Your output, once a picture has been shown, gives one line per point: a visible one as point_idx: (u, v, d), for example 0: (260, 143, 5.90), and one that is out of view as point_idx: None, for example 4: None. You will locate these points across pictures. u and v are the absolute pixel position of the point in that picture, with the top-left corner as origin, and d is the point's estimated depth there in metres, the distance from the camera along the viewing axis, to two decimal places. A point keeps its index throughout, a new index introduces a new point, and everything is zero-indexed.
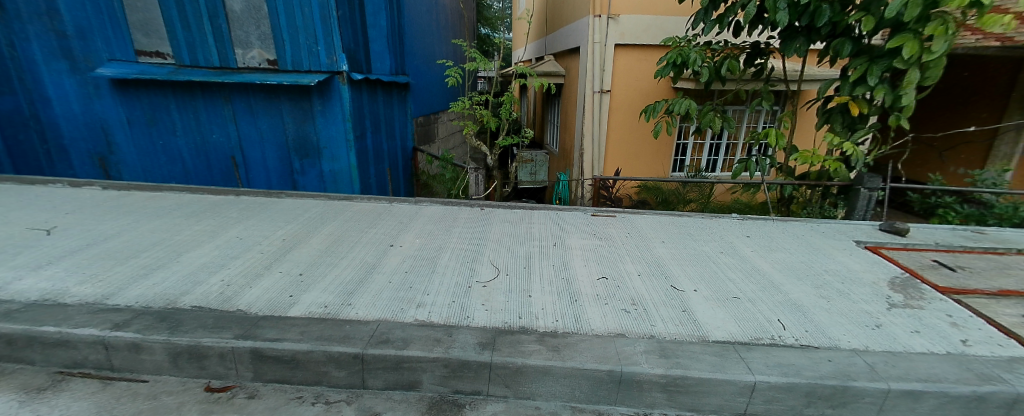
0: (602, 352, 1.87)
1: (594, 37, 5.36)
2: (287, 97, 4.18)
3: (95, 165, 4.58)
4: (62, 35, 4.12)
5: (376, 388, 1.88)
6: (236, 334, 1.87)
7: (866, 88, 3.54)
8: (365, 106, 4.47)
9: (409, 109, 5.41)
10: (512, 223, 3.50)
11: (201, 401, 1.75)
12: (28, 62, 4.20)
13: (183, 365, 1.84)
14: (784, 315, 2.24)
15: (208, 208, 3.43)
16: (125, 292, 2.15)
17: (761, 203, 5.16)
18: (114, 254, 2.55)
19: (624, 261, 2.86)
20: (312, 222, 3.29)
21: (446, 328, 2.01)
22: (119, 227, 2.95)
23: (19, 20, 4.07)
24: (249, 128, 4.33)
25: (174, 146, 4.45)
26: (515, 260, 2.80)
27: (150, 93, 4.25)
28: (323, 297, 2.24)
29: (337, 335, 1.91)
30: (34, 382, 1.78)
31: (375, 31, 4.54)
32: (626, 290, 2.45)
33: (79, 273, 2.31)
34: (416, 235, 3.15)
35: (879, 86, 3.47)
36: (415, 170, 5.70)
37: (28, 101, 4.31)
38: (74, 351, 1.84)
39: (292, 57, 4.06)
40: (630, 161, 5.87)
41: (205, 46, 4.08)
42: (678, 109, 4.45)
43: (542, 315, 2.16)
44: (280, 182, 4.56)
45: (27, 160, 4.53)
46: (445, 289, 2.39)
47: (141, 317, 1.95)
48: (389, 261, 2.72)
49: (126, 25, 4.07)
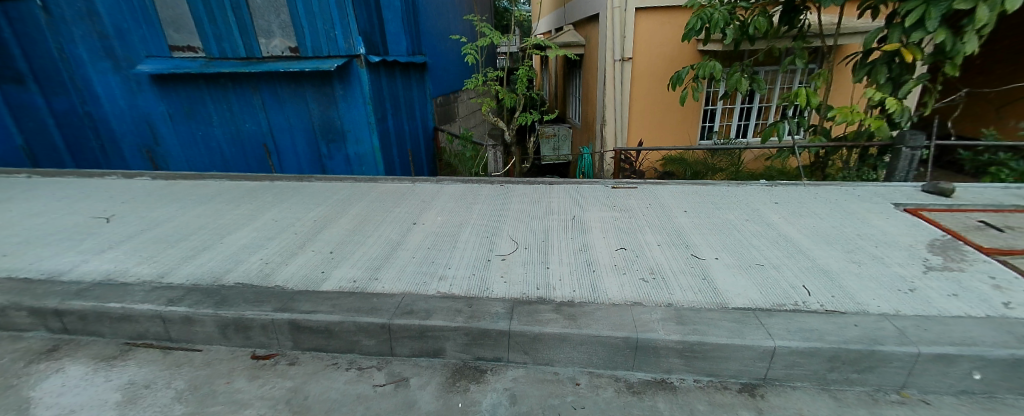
0: (619, 320, 1.91)
1: (613, 3, 5.12)
2: (310, 83, 4.28)
3: (145, 158, 4.93)
4: (104, 36, 4.37)
5: (403, 355, 2.00)
6: (275, 307, 2.03)
7: (923, 33, 3.28)
8: (385, 89, 4.54)
9: (428, 89, 5.46)
10: (532, 198, 3.53)
11: (249, 367, 1.93)
12: (76, 63, 4.51)
13: (231, 336, 2.02)
14: (811, 281, 2.19)
15: (247, 193, 3.65)
16: (177, 271, 2.36)
17: (795, 169, 4.94)
18: (165, 238, 2.77)
19: (644, 232, 2.83)
20: (340, 203, 3.45)
21: (466, 299, 2.11)
22: (169, 214, 3.19)
23: (64, 23, 4.34)
24: (279, 116, 4.50)
25: (213, 137, 4.71)
26: (535, 234, 2.85)
27: (185, 86, 4.46)
28: (352, 272, 2.38)
29: (365, 307, 2.04)
30: (106, 352, 2.01)
31: (389, 12, 4.54)
32: (645, 260, 2.45)
33: (136, 256, 2.53)
34: (438, 213, 3.24)
35: (937, 29, 3.22)
36: (438, 150, 5.77)
37: (81, 101, 4.67)
38: (136, 324, 2.04)
39: (311, 42, 4.13)
40: (654, 131, 5.71)
41: (231, 38, 4.22)
42: (702, 73, 4.28)
43: (559, 286, 2.21)
44: (311, 166, 4.75)
45: (87, 155, 4.97)
46: (466, 262, 2.48)
47: (193, 293, 2.14)
48: (412, 238, 2.83)
49: (158, 22, 4.26)
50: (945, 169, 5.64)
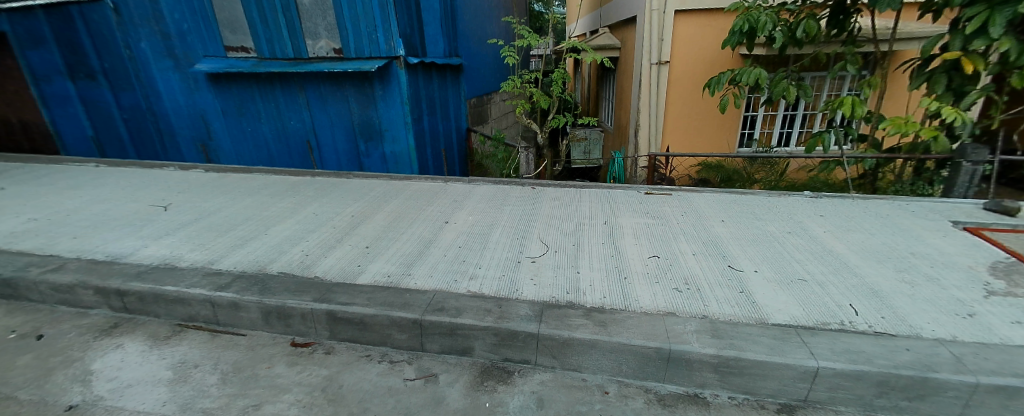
0: (650, 329, 1.87)
1: (651, 4, 5.04)
2: (352, 83, 4.43)
3: (199, 151, 5.24)
4: (167, 36, 4.68)
5: (433, 351, 2.05)
6: (314, 297, 2.12)
7: (986, 41, 3.07)
8: (422, 89, 4.63)
9: (463, 91, 5.54)
10: (562, 201, 3.52)
11: (288, 354, 2.02)
12: (142, 61, 4.85)
13: (274, 323, 2.12)
14: (857, 299, 2.08)
15: (290, 187, 3.82)
16: (226, 259, 2.50)
17: (842, 181, 4.70)
18: (216, 227, 2.94)
19: (679, 240, 2.77)
20: (376, 200, 3.55)
21: (496, 300, 2.13)
22: (219, 204, 3.38)
23: (133, 24, 4.69)
24: (321, 114, 4.68)
25: (260, 133, 4.95)
26: (565, 237, 2.85)
27: (237, 84, 4.71)
28: (385, 267, 2.46)
29: (398, 302, 2.09)
30: (161, 331, 2.15)
31: (429, 15, 4.64)
32: (679, 270, 2.39)
33: (189, 243, 2.70)
34: (469, 213, 3.29)
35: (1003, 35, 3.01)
36: (470, 150, 5.83)
37: (145, 96, 5.03)
38: (189, 307, 2.17)
39: (354, 44, 4.28)
40: (689, 137, 5.56)
41: (280, 40, 4.43)
42: (745, 79, 4.14)
43: (589, 292, 2.20)
44: (349, 163, 4.91)
45: (149, 147, 5.34)
46: (496, 263, 2.51)
47: (240, 280, 2.26)
48: (444, 236, 2.88)
49: (216, 24, 4.53)
50: (1009, 187, 5.22)
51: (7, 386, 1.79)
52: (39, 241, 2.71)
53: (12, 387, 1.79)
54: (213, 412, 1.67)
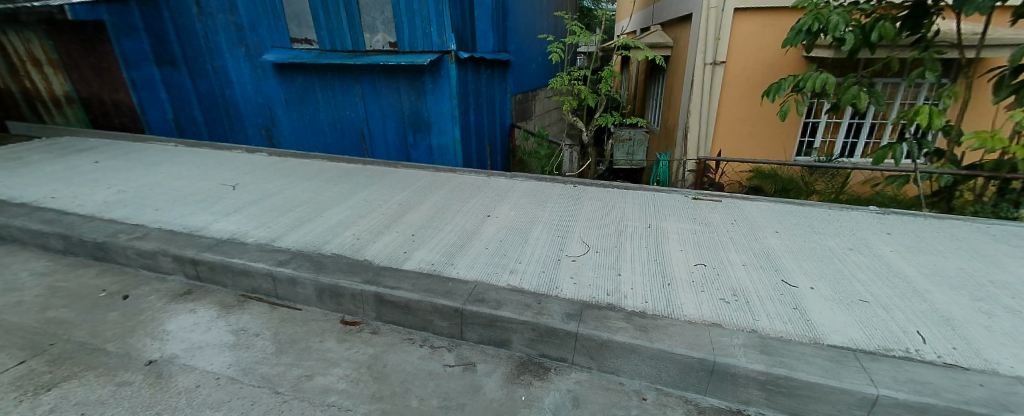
0: (692, 339, 1.83)
1: (709, 2, 4.86)
2: (404, 76, 4.58)
3: (262, 136, 5.61)
4: (240, 28, 5.03)
5: (472, 341, 2.11)
6: (364, 279, 2.24)
7: None
8: (470, 84, 4.70)
9: (509, 86, 5.58)
10: (605, 202, 3.48)
11: (338, 330, 2.15)
12: (217, 50, 5.24)
13: (326, 301, 2.26)
14: (925, 326, 1.93)
15: (342, 173, 4.02)
16: (285, 238, 2.68)
17: (912, 198, 4.35)
18: (276, 207, 3.15)
19: (728, 250, 2.67)
20: (422, 190, 3.66)
21: (536, 295, 2.15)
22: (279, 186, 3.61)
23: (212, 16, 5.07)
24: (374, 105, 4.87)
25: (317, 120, 5.23)
26: (608, 239, 2.82)
27: (299, 74, 4.99)
28: (430, 255, 2.54)
29: (441, 290, 2.17)
30: (228, 300, 2.34)
31: (481, 11, 4.70)
32: (728, 280, 2.31)
33: (253, 221, 2.91)
34: (510, 208, 3.32)
35: None
36: (513, 146, 5.87)
37: (218, 83, 5.44)
38: (252, 280, 2.35)
39: (409, 38, 4.42)
40: (742, 142, 5.31)
41: (340, 33, 4.64)
42: (809, 86, 3.90)
43: (630, 295, 2.17)
44: (397, 153, 5.09)
45: (219, 130, 5.78)
46: (537, 259, 2.53)
47: (297, 258, 2.42)
48: (486, 229, 2.94)
49: (283, 17, 4.81)
50: None
51: (99, 338, 2.01)
52: (127, 211, 3.01)
53: (103, 340, 2.01)
54: (271, 378, 1.81)
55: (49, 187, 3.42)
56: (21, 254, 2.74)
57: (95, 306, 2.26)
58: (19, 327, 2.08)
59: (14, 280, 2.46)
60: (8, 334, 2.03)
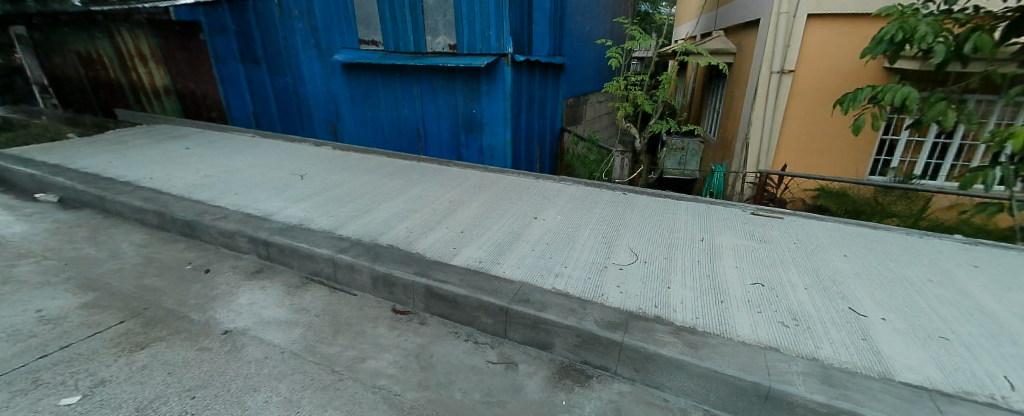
0: (745, 361, 1.76)
1: (780, 7, 4.61)
2: (461, 78, 4.72)
3: (327, 130, 5.99)
4: (314, 29, 5.41)
5: (515, 340, 2.14)
6: (416, 271, 2.34)
7: None
8: (524, 86, 4.75)
9: (562, 90, 5.58)
10: (656, 211, 3.39)
11: (389, 318, 2.26)
12: (293, 49, 5.67)
13: (380, 289, 2.38)
14: (1018, 372, 1.72)
15: (398, 169, 4.21)
16: (345, 227, 2.85)
17: (1007, 230, 3.87)
18: (338, 198, 3.36)
19: (789, 270, 2.52)
20: (472, 189, 3.76)
21: (581, 301, 2.15)
22: (341, 178, 3.85)
23: (291, 18, 5.50)
24: (430, 105, 5.06)
25: (377, 117, 5.51)
26: (658, 249, 2.75)
27: (363, 73, 5.29)
28: (477, 253, 2.61)
29: (488, 287, 2.22)
30: (293, 281, 2.53)
31: (539, 14, 4.75)
32: (787, 302, 2.19)
33: (318, 209, 3.13)
34: (558, 212, 3.33)
35: None
36: (561, 150, 5.86)
37: (292, 80, 5.88)
38: (315, 264, 2.53)
39: (468, 41, 4.55)
40: (810, 157, 4.93)
41: (404, 35, 4.86)
42: (888, 98, 3.57)
43: (680, 309, 2.11)
44: (449, 152, 5.24)
45: (290, 123, 6.24)
46: (583, 264, 2.52)
47: (356, 247, 2.57)
48: (533, 231, 2.97)
49: (353, 19, 5.10)
50: None
51: (185, 306, 2.25)
52: (211, 193, 3.33)
53: (188, 307, 2.24)
54: (329, 358, 1.93)
55: (148, 169, 3.85)
56: (125, 227, 3.11)
57: (182, 277, 2.52)
58: (122, 290, 2.37)
59: (118, 249, 2.80)
60: (113, 296, 2.31)
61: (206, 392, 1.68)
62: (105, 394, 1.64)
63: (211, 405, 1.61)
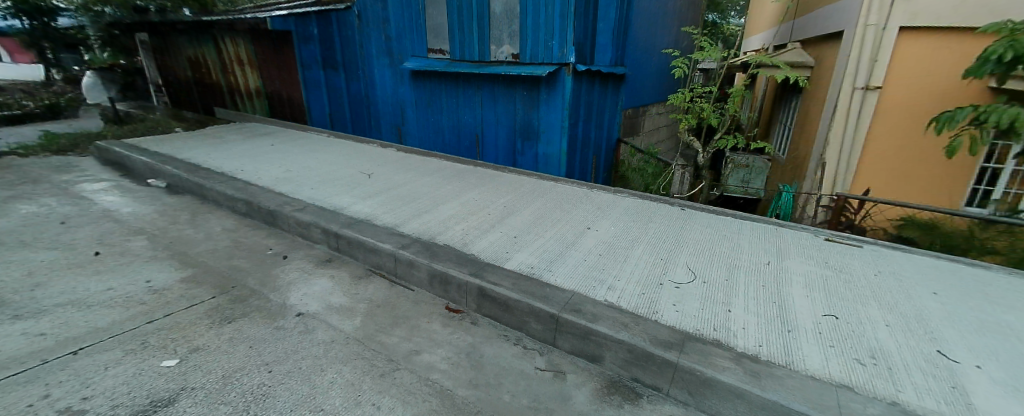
0: (814, 397, 1.63)
1: (867, 18, 4.02)
2: (522, 86, 4.81)
3: (392, 132, 6.34)
4: (388, 38, 5.78)
5: (563, 349, 2.14)
6: (470, 272, 2.41)
7: None
8: (583, 96, 4.74)
9: (621, 101, 5.50)
10: (717, 230, 3.23)
11: (442, 315, 2.35)
12: (367, 57, 6.08)
13: (436, 286, 2.48)
14: None
15: (456, 173, 4.36)
16: (406, 224, 3.01)
17: None
18: (400, 197, 3.55)
19: (866, 304, 2.30)
20: (525, 196, 3.80)
21: (634, 316, 2.10)
22: (403, 179, 4.06)
23: (367, 28, 5.91)
24: (490, 112, 5.20)
25: (439, 122, 5.75)
26: (718, 270, 2.62)
27: (429, 80, 5.55)
28: (530, 259, 2.63)
29: (540, 294, 2.24)
30: (357, 272, 2.70)
31: (604, 24, 4.74)
32: (864, 339, 2.00)
33: (382, 206, 3.32)
34: (612, 223, 3.28)
35: None
36: (616, 162, 5.77)
37: (364, 85, 6.30)
38: (378, 257, 2.69)
39: (531, 50, 4.64)
40: (895, 184, 4.24)
41: (470, 44, 5.05)
42: (993, 118, 3.16)
43: (741, 335, 2.00)
44: (505, 158, 5.35)
45: (359, 124, 6.69)
46: (637, 279, 2.46)
47: (416, 244, 2.71)
48: (586, 241, 2.95)
49: (423, 28, 5.38)
50: None
51: (264, 287, 2.48)
52: (290, 187, 3.64)
53: (267, 289, 2.47)
54: (387, 347, 2.04)
55: (239, 162, 4.29)
56: (218, 212, 3.49)
57: (263, 261, 2.77)
58: (214, 268, 2.66)
59: (212, 232, 3.14)
60: (206, 273, 2.60)
61: (280, 367, 1.84)
62: (198, 360, 1.85)
63: (284, 380, 1.76)
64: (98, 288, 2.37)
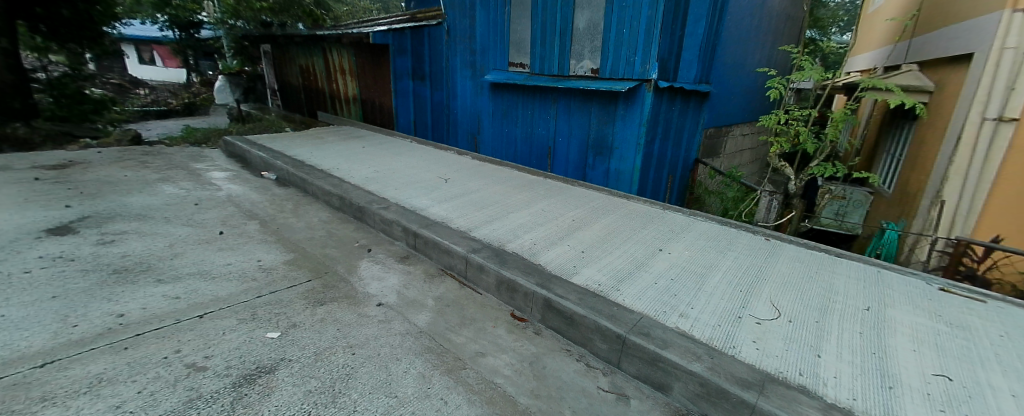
0: None
1: (1003, 40, 3.42)
2: (598, 101, 4.80)
3: (467, 141, 6.63)
4: (472, 51, 6.09)
5: (628, 373, 2.07)
6: (538, 282, 2.44)
7: None
8: (662, 113, 4.60)
9: (702, 119, 5.26)
10: (806, 266, 2.95)
11: (507, 322, 2.40)
12: (452, 68, 6.45)
13: (503, 292, 2.55)
14: None
15: (526, 183, 4.44)
16: (479, 229, 3.13)
17: None
18: (473, 203, 3.70)
19: (993, 369, 1.96)
20: (594, 211, 3.76)
21: (708, 347, 1.99)
22: (476, 186, 4.22)
23: (454, 41, 6.28)
24: (564, 125, 5.24)
25: (512, 133, 5.90)
26: (806, 309, 2.40)
27: (507, 92, 5.73)
28: (598, 276, 2.60)
29: (607, 312, 2.20)
30: (430, 271, 2.86)
31: (691, 40, 4.58)
32: (988, 409, 1.70)
33: (456, 210, 3.48)
34: (687, 247, 3.13)
35: None
36: (692, 182, 5.50)
37: (446, 94, 6.68)
38: (451, 259, 2.82)
39: (611, 65, 4.63)
40: None
41: (550, 58, 5.15)
42: None
43: (832, 384, 1.81)
44: (575, 172, 5.34)
45: (438, 132, 7.08)
46: (713, 309, 2.32)
47: (487, 249, 2.80)
48: (657, 263, 2.85)
49: (506, 42, 5.60)
50: None
51: (351, 276, 2.71)
52: (376, 186, 3.96)
53: (353, 278, 2.70)
54: (455, 346, 2.13)
55: (334, 160, 4.76)
56: (315, 204, 3.89)
57: (349, 252, 3.04)
58: (310, 254, 2.97)
59: (309, 222, 3.51)
60: (304, 258, 2.91)
61: (362, 352, 2.00)
62: (295, 336, 2.07)
63: (365, 364, 1.91)
64: (220, 262, 2.76)
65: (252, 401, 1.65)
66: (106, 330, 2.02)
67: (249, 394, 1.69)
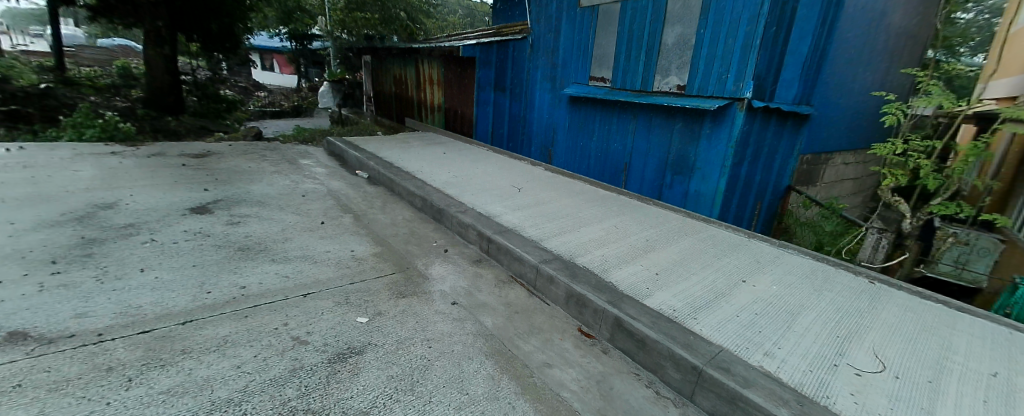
0: None
1: None
2: (682, 118, 4.63)
3: (540, 152, 6.73)
4: (554, 65, 6.20)
5: (702, 407, 1.96)
6: (609, 300, 2.41)
7: None
8: (754, 134, 4.31)
9: (799, 143, 4.83)
10: (922, 317, 2.57)
11: (575, 336, 2.39)
12: (532, 81, 6.62)
13: (572, 306, 2.54)
14: None
15: (599, 198, 4.40)
16: (550, 240, 3.16)
17: None
18: (545, 214, 3.74)
19: None
20: (671, 232, 3.62)
21: (797, 394, 1.82)
22: (548, 197, 4.27)
23: (537, 55, 6.45)
24: (642, 142, 5.11)
25: (587, 147, 5.88)
26: (918, 365, 2.10)
27: (585, 105, 5.74)
28: (673, 301, 2.49)
29: (683, 340, 2.11)
30: (501, 277, 2.93)
31: (793, 58, 4.26)
32: None
33: (528, 219, 3.55)
34: (775, 281, 2.89)
35: None
36: (782, 211, 5.05)
37: (524, 106, 6.85)
38: (522, 267, 2.88)
39: (700, 82, 4.45)
40: None
41: (634, 73, 5.08)
42: None
43: None
44: (649, 190, 5.17)
45: (512, 142, 7.26)
46: (804, 352, 2.12)
47: (558, 261, 2.82)
48: (742, 294, 2.66)
49: (589, 57, 5.63)
50: None
51: (429, 274, 2.88)
52: (455, 190, 4.17)
53: (431, 275, 2.86)
54: (524, 354, 2.17)
55: (418, 164, 5.10)
56: (399, 203, 4.20)
57: (428, 251, 3.23)
58: (393, 249, 3.20)
59: (393, 219, 3.79)
60: (388, 252, 3.14)
61: (438, 346, 2.12)
62: (380, 323, 2.25)
63: (440, 359, 2.02)
64: (319, 248, 3.08)
65: (343, 378, 1.83)
66: (232, 298, 2.36)
67: (341, 372, 1.87)
